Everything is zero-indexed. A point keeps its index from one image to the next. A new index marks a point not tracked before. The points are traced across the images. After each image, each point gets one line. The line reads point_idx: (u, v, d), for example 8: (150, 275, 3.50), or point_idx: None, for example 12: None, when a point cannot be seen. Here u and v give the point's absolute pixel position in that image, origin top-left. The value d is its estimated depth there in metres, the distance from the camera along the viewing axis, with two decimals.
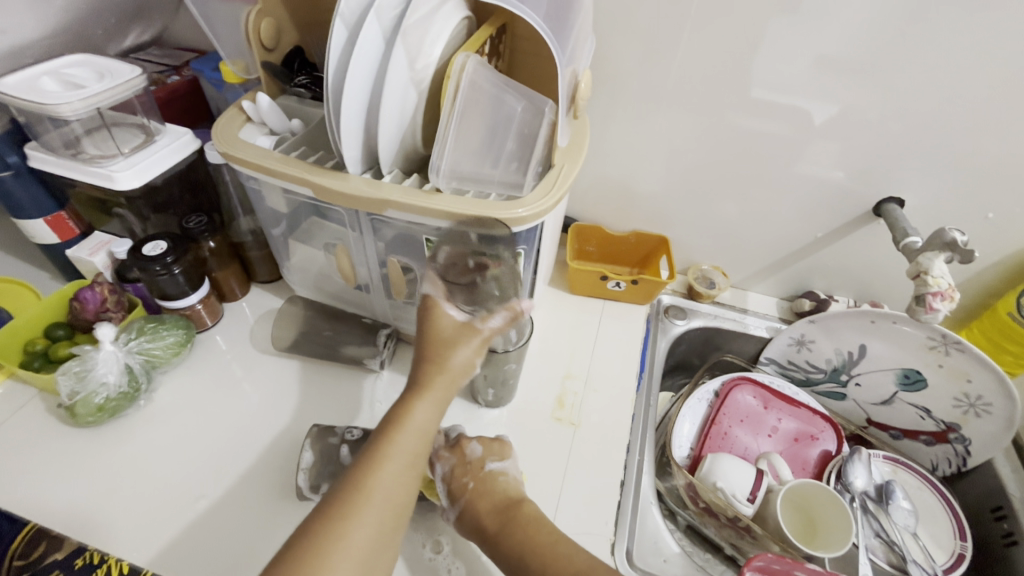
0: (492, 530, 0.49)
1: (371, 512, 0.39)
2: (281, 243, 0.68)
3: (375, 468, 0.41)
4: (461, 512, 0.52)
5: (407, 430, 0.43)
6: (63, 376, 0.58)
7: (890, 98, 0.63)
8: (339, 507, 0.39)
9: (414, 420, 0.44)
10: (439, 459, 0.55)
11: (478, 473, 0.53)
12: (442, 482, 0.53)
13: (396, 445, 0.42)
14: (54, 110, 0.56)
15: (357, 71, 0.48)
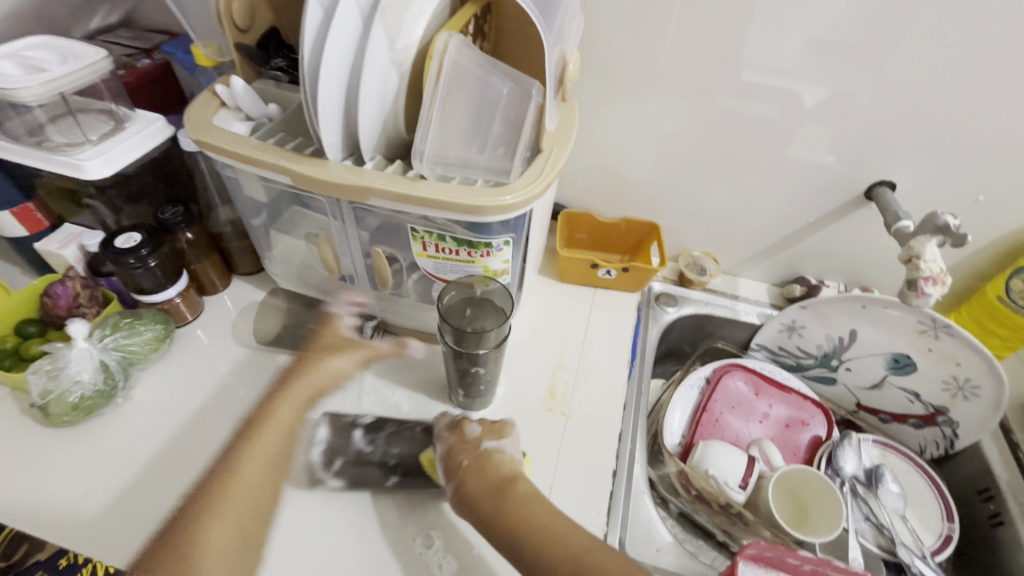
0: (486, 506, 0.49)
1: (247, 486, 0.55)
2: (261, 233, 0.66)
3: (240, 460, 0.57)
4: (456, 491, 0.52)
5: (258, 448, 0.58)
6: (35, 375, 0.56)
7: (882, 80, 0.62)
8: (206, 502, 0.53)
9: (261, 444, 0.58)
10: (441, 438, 0.59)
11: (472, 450, 0.55)
12: (442, 460, 0.56)
13: (263, 444, 0.58)
14: (13, 95, 0.53)
15: (334, 52, 0.45)
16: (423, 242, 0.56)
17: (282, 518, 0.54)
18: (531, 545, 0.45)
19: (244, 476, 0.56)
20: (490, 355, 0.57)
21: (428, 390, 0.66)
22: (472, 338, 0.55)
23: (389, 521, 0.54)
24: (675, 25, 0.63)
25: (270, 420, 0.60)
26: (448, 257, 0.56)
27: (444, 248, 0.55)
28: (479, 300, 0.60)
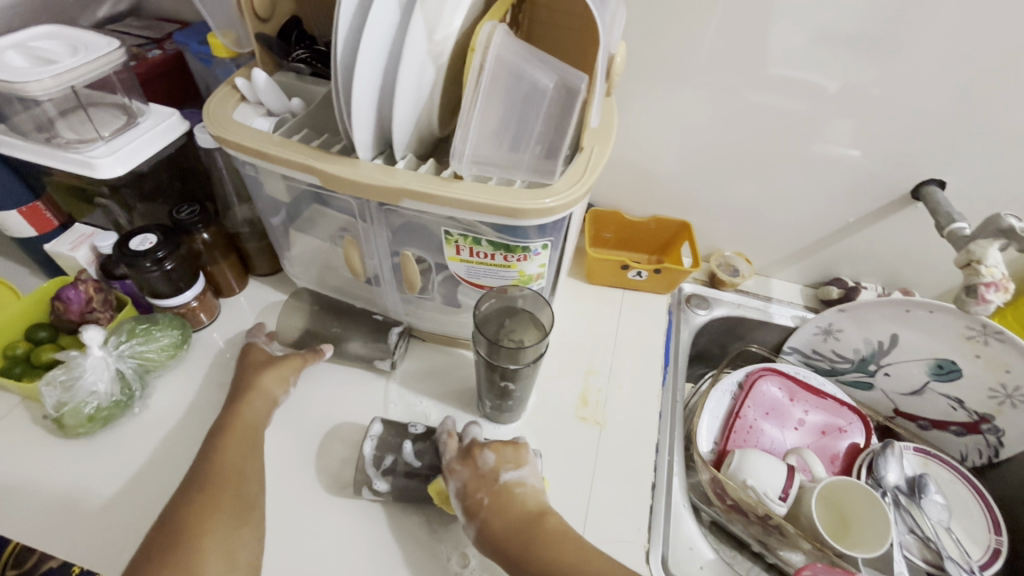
0: (515, 549, 0.46)
1: (233, 499, 0.47)
2: (280, 233, 0.63)
3: (215, 472, 0.48)
4: (479, 529, 0.48)
5: (236, 429, 0.53)
6: (48, 386, 0.53)
7: (937, 73, 0.59)
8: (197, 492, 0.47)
9: (241, 421, 0.54)
10: (450, 475, 0.51)
11: (490, 487, 0.50)
12: (456, 498, 0.50)
13: (231, 451, 0.51)
14: (23, 88, 0.50)
15: (368, 44, 0.42)
16: (456, 246, 0.53)
17: (310, 535, 0.52)
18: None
19: (231, 487, 0.48)
20: (526, 371, 0.54)
21: (456, 397, 0.64)
22: (507, 353, 0.53)
23: (423, 538, 0.52)
24: (718, 14, 0.60)
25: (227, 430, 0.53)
26: (482, 261, 0.53)
27: (478, 252, 0.52)
28: (517, 310, 0.59)
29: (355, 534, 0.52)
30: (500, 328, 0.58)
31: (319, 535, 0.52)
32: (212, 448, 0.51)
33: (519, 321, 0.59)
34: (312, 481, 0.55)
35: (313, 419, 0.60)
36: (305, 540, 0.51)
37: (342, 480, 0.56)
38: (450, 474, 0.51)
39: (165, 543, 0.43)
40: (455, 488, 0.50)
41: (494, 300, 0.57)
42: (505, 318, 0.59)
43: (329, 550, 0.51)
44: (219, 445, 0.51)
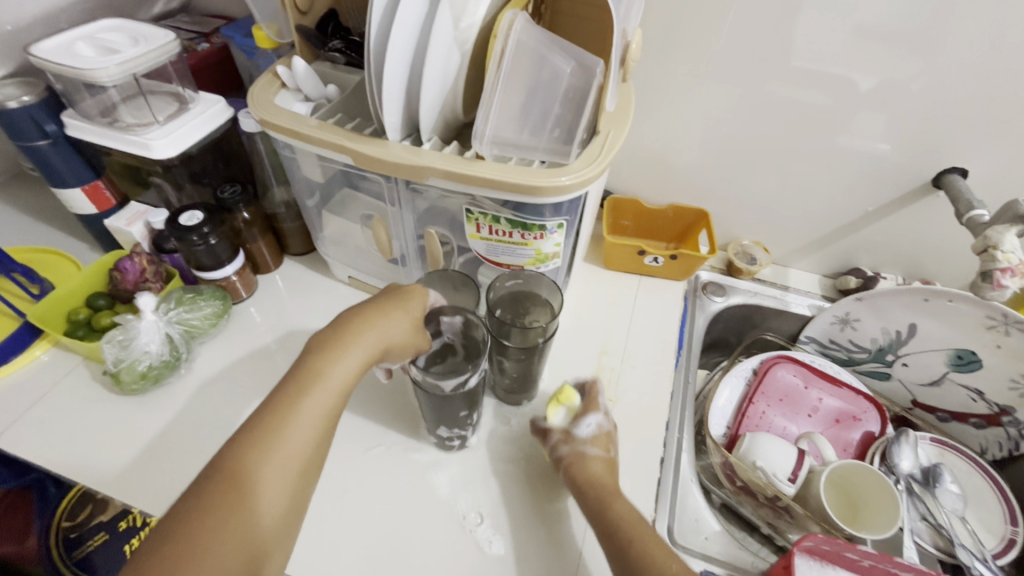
0: (607, 490, 0.51)
1: (274, 478, 0.38)
2: (313, 214, 0.67)
3: (269, 432, 0.39)
4: (584, 454, 0.54)
5: (323, 383, 0.42)
6: (108, 344, 0.59)
7: (956, 63, 0.59)
8: (247, 455, 0.38)
9: (331, 375, 0.42)
10: (591, 408, 0.58)
11: (606, 446, 0.55)
12: (588, 431, 0.56)
13: (298, 412, 0.40)
14: (91, 75, 0.55)
15: (398, 32, 0.46)
16: (477, 224, 0.56)
17: (338, 491, 0.56)
18: (636, 550, 0.44)
19: (277, 463, 0.38)
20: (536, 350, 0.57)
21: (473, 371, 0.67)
22: (519, 334, 0.56)
23: (441, 498, 0.56)
24: (737, 5, 0.61)
25: (301, 380, 0.42)
26: (501, 239, 0.56)
27: (497, 230, 0.56)
28: (527, 295, 0.61)
29: (378, 492, 0.56)
30: (506, 313, 0.59)
31: (346, 491, 0.56)
32: (285, 398, 0.41)
33: (532, 304, 0.61)
34: (341, 442, 0.60)
35: None
36: (333, 495, 0.55)
37: (367, 443, 0.60)
38: (594, 407, 0.58)
39: (194, 502, 0.36)
40: (594, 421, 0.57)
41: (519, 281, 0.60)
42: (516, 300, 0.61)
43: (354, 505, 0.55)
44: (286, 395, 0.41)
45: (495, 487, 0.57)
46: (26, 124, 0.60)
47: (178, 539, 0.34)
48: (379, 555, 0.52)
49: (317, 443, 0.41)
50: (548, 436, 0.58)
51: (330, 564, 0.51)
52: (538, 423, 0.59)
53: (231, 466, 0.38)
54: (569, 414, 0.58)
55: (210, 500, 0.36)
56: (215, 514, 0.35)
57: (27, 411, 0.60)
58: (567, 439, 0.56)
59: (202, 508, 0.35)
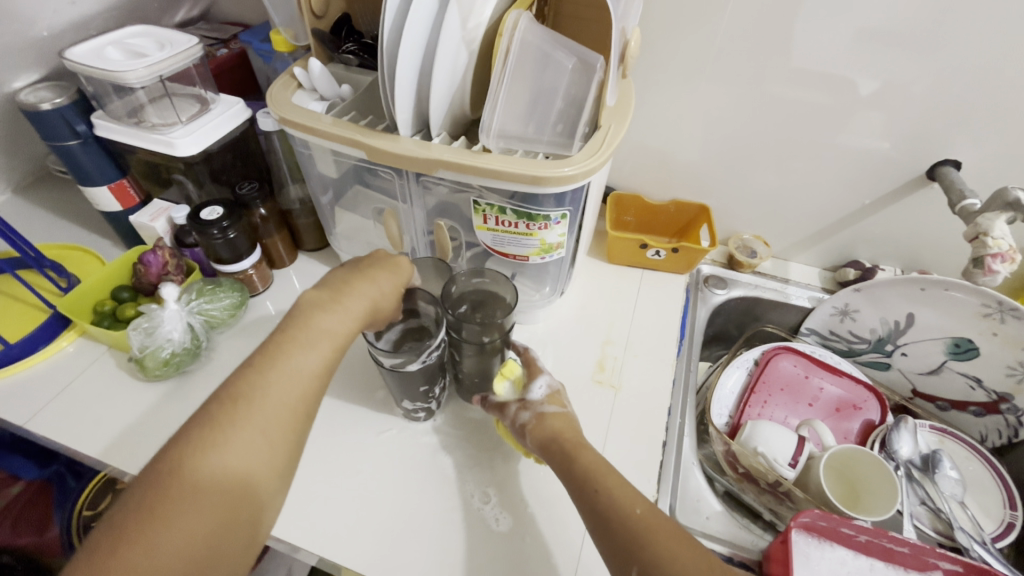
0: (570, 443, 0.51)
1: (263, 417, 0.40)
2: (327, 211, 0.70)
3: (263, 372, 0.41)
4: (543, 414, 0.55)
5: (314, 330, 0.44)
6: (134, 331, 0.62)
7: (946, 60, 0.61)
8: (239, 394, 0.40)
9: (322, 324, 0.45)
10: (534, 373, 0.59)
11: (562, 403, 0.57)
12: (536, 393, 0.57)
13: (294, 357, 0.42)
14: (120, 77, 0.58)
15: (410, 32, 0.48)
16: (484, 215, 0.58)
17: (351, 472, 0.58)
18: (603, 496, 0.45)
19: (271, 399, 0.40)
20: (490, 346, 0.58)
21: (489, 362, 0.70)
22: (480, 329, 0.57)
23: (450, 478, 0.58)
24: (732, 5, 0.63)
25: (296, 328, 0.44)
26: (507, 229, 0.59)
27: (503, 220, 0.58)
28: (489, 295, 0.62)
29: (390, 472, 0.58)
30: (468, 311, 0.61)
31: (359, 471, 0.58)
32: (278, 343, 0.43)
33: (496, 306, 0.61)
34: (354, 426, 0.62)
35: (355, 376, 0.67)
36: (346, 475, 0.58)
37: (380, 427, 0.62)
38: (537, 371, 0.59)
39: (195, 429, 0.38)
40: (543, 382, 0.58)
41: (489, 278, 0.62)
42: (483, 301, 0.62)
43: (366, 484, 0.57)
44: (284, 341, 0.43)
45: (501, 468, 0.59)
46: (58, 125, 0.64)
47: (177, 464, 0.36)
48: (392, 530, 0.54)
49: (312, 387, 0.43)
50: (506, 408, 0.57)
51: (345, 538, 0.53)
52: (488, 401, 0.59)
53: (229, 399, 0.40)
54: (516, 387, 0.57)
55: (208, 429, 0.38)
56: (214, 441, 0.38)
57: (56, 396, 0.63)
58: (524, 405, 0.56)
59: (199, 435, 0.38)
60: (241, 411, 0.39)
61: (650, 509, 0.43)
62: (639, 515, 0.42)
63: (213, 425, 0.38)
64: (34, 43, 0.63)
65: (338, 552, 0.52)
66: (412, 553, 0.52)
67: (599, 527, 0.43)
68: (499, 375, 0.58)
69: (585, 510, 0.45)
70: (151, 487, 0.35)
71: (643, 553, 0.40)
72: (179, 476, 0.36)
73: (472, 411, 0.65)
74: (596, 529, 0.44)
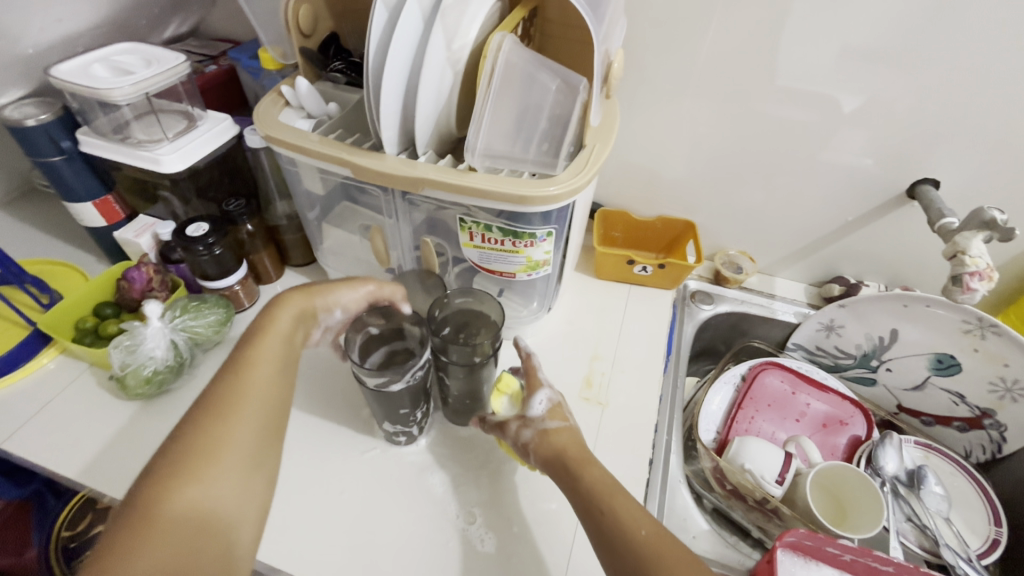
0: (576, 459, 0.50)
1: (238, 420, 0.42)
2: (314, 227, 0.70)
3: (231, 383, 0.44)
4: (546, 431, 0.53)
5: (270, 337, 0.48)
6: (115, 349, 0.61)
7: (922, 82, 0.62)
8: (210, 407, 0.43)
9: (276, 332, 0.49)
10: (534, 388, 0.56)
11: (564, 417, 0.55)
12: (538, 414, 0.55)
13: (257, 364, 0.46)
14: (106, 95, 0.58)
15: (396, 53, 0.49)
16: (470, 232, 0.59)
17: (335, 491, 0.57)
18: (609, 519, 0.44)
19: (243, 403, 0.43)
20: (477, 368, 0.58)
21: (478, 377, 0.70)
22: (466, 352, 0.57)
23: (434, 498, 0.58)
24: (715, 28, 0.65)
25: (242, 361, 0.46)
26: (494, 246, 0.59)
27: (490, 238, 0.58)
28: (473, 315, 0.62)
29: (374, 492, 0.58)
30: (452, 332, 0.60)
31: (343, 491, 0.58)
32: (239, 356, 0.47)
33: (481, 325, 0.61)
34: (339, 445, 0.62)
35: (339, 393, 0.67)
36: (330, 495, 0.57)
37: (364, 446, 0.62)
38: (537, 385, 0.56)
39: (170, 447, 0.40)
40: (543, 397, 0.56)
41: (463, 300, 0.62)
42: (466, 322, 0.61)
43: (350, 504, 0.57)
44: (242, 355, 0.47)
45: (487, 486, 0.59)
46: (43, 141, 0.63)
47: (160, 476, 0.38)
48: (377, 552, 0.53)
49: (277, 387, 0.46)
50: (506, 427, 0.55)
51: (328, 561, 0.52)
52: (488, 420, 0.58)
53: (203, 413, 0.42)
54: (514, 401, 0.58)
55: (175, 462, 0.39)
56: (189, 460, 0.39)
57: (34, 415, 0.62)
58: (525, 423, 0.54)
59: (177, 450, 0.40)
60: (206, 438, 0.41)
61: (657, 531, 0.43)
62: (646, 537, 0.42)
63: (185, 453, 0.39)
64: (21, 60, 0.63)
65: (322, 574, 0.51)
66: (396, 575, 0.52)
67: (605, 548, 0.44)
68: (496, 390, 0.58)
69: (591, 530, 0.45)
70: (137, 502, 0.37)
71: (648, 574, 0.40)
72: (159, 503, 0.37)
73: (459, 429, 0.64)
74: (602, 551, 0.44)
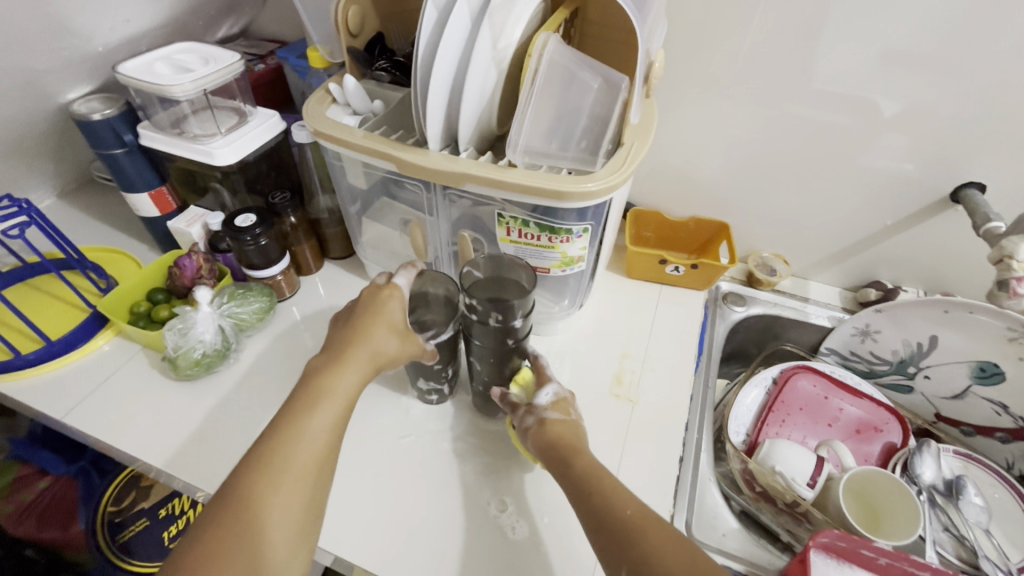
0: (569, 447, 0.51)
1: (291, 479, 0.42)
2: (355, 220, 0.72)
3: (289, 437, 0.44)
4: (544, 420, 0.55)
5: (328, 393, 0.47)
6: (169, 331, 0.65)
7: (970, 84, 0.61)
8: (264, 460, 0.42)
9: (334, 385, 0.47)
10: (543, 380, 0.59)
11: (566, 412, 0.57)
12: (542, 397, 0.57)
13: (311, 422, 0.45)
14: (167, 91, 0.62)
15: (444, 52, 0.51)
16: (507, 228, 0.60)
17: (371, 475, 0.59)
18: (596, 500, 0.45)
19: (297, 461, 0.43)
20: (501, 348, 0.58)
21: None
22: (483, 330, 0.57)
23: (466, 485, 0.59)
24: (756, 29, 0.65)
25: (321, 376, 0.48)
26: (530, 241, 0.60)
27: (527, 233, 0.60)
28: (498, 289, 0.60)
29: (409, 477, 0.59)
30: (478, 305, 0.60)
31: (378, 475, 0.59)
32: (294, 409, 0.46)
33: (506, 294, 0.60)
34: (376, 431, 0.63)
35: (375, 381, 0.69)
36: (367, 478, 0.59)
37: (399, 433, 0.63)
38: (546, 380, 0.59)
39: (230, 493, 0.41)
40: (549, 391, 0.58)
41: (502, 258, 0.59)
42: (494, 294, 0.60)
43: (385, 487, 0.58)
44: (298, 406, 0.46)
45: (518, 477, 0.60)
46: (107, 134, 0.67)
47: (222, 523, 0.40)
48: (412, 533, 0.55)
49: (326, 445, 0.45)
50: (516, 409, 0.58)
51: (365, 541, 0.54)
52: (507, 399, 0.59)
53: (262, 460, 0.42)
54: (527, 391, 0.60)
55: (265, 449, 0.43)
56: (245, 512, 0.40)
57: (92, 393, 0.66)
58: (530, 410, 0.57)
59: (236, 498, 0.41)
60: (254, 494, 0.41)
61: (642, 510, 0.43)
62: (629, 515, 0.42)
63: (242, 499, 0.41)
64: (90, 57, 0.67)
65: (357, 553, 0.53)
66: (429, 557, 0.53)
67: (593, 529, 0.43)
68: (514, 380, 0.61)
69: (579, 509, 0.46)
70: (205, 535, 0.39)
71: (633, 550, 0.40)
72: (246, 497, 0.41)
73: (491, 422, 0.65)
74: (590, 531, 0.44)
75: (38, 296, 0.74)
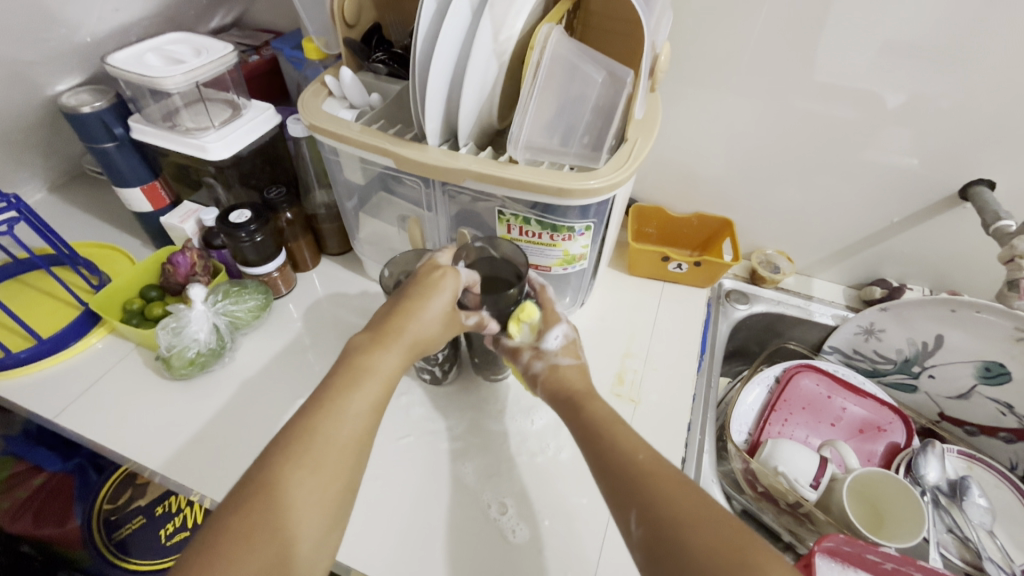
0: (578, 392, 0.52)
1: (328, 462, 0.39)
2: (351, 215, 0.70)
3: (329, 412, 0.41)
4: (557, 366, 0.55)
5: (369, 373, 0.44)
6: (162, 330, 0.63)
7: (981, 80, 0.60)
8: (300, 436, 0.39)
9: (376, 365, 0.44)
10: (552, 322, 0.56)
11: (576, 355, 0.57)
12: (551, 343, 0.56)
13: (351, 402, 0.42)
14: (159, 83, 0.60)
15: (443, 45, 0.49)
16: (508, 225, 0.59)
17: (368, 476, 0.58)
18: (609, 444, 0.44)
19: (333, 442, 0.40)
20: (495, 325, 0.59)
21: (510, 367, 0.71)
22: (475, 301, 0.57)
23: (465, 487, 0.58)
24: (762, 22, 0.63)
25: (363, 355, 0.45)
26: (531, 239, 0.59)
27: (528, 231, 0.58)
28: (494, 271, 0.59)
29: (407, 479, 0.58)
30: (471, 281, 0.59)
31: (376, 477, 0.58)
32: (334, 386, 0.43)
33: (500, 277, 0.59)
34: None
35: None
36: (365, 479, 0.58)
37: (397, 433, 0.62)
38: (555, 320, 0.57)
39: (264, 467, 0.38)
40: (559, 333, 0.56)
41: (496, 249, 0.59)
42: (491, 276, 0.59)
43: (383, 488, 0.57)
44: (338, 384, 0.43)
45: (518, 479, 0.59)
46: (97, 128, 0.65)
47: (255, 499, 0.36)
48: (410, 536, 0.54)
49: (363, 429, 0.42)
50: (518, 354, 0.56)
51: (361, 545, 0.53)
52: (501, 343, 0.57)
53: (299, 432, 0.40)
54: (531, 331, 0.56)
55: (301, 427, 0.40)
56: (279, 490, 0.37)
57: (85, 392, 0.65)
58: (537, 353, 0.56)
59: (269, 474, 0.38)
60: (290, 472, 0.38)
61: (653, 455, 0.43)
62: (640, 460, 0.42)
63: (276, 477, 0.38)
64: (78, 48, 0.65)
65: (355, 556, 0.53)
66: (426, 562, 0.52)
67: (604, 473, 0.43)
68: (516, 318, 0.55)
69: (591, 457, 0.46)
70: (237, 508, 0.36)
71: (643, 492, 0.39)
72: (278, 475, 0.38)
73: (490, 422, 0.64)
74: (598, 472, 0.44)
75: (29, 293, 0.73)
